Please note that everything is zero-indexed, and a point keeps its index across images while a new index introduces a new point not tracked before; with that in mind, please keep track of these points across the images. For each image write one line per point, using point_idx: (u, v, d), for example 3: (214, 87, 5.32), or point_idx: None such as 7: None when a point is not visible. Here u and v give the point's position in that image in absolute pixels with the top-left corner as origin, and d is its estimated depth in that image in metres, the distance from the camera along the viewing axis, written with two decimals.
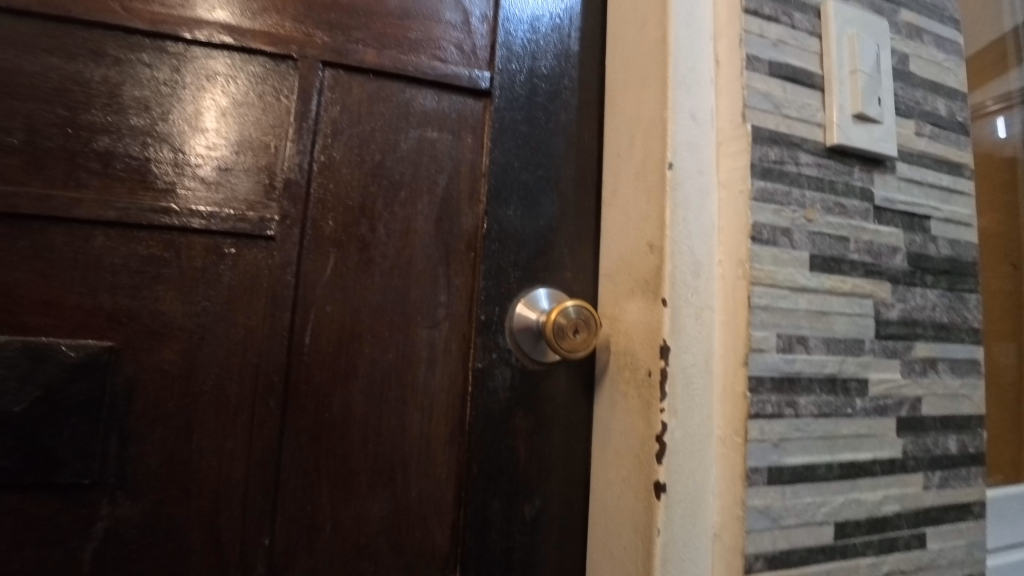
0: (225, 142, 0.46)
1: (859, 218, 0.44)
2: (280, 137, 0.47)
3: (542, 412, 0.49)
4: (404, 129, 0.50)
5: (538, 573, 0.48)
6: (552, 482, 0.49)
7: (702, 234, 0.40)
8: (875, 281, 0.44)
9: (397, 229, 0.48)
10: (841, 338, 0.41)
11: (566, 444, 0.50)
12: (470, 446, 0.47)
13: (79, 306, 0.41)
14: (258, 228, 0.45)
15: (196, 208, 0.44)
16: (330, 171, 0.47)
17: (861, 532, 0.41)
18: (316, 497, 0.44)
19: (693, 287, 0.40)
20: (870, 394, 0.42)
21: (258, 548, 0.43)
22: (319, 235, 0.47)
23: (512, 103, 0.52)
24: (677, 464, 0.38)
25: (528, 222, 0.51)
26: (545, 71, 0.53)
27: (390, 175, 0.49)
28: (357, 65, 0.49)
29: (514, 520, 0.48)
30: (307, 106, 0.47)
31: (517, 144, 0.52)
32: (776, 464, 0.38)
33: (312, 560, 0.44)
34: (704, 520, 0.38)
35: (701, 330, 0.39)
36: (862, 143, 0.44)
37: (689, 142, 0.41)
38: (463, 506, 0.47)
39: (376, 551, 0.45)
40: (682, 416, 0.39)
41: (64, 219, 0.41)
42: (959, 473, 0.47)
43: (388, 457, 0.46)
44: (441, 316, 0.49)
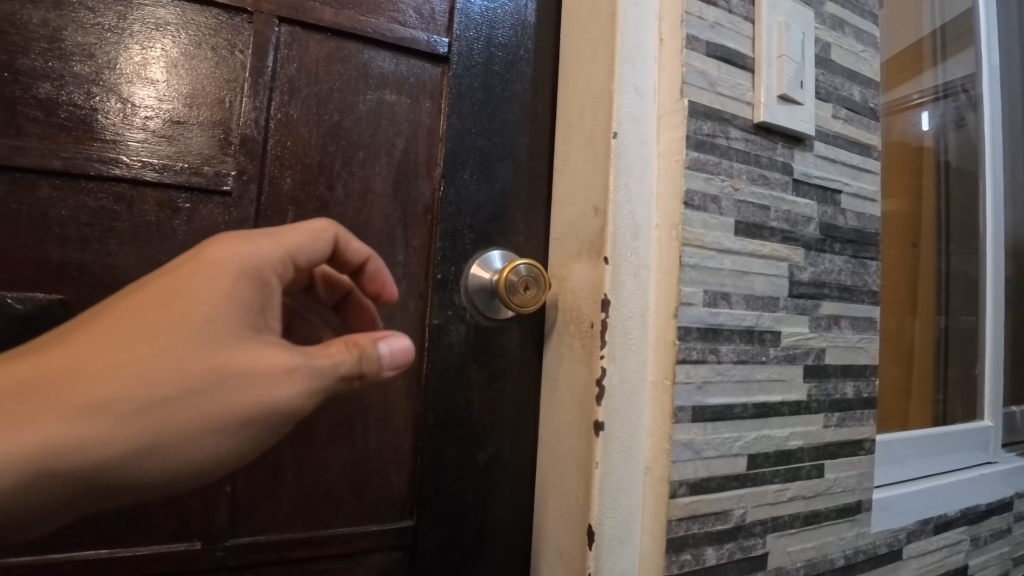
0: (178, 95, 0.45)
1: (780, 189, 0.49)
2: (234, 91, 0.47)
3: (495, 366, 0.53)
4: (363, 90, 0.51)
5: (490, 513, 0.52)
6: (504, 431, 0.53)
7: (642, 199, 0.44)
8: (791, 246, 0.50)
9: (355, 189, 0.50)
10: (758, 295, 0.47)
11: (517, 396, 0.54)
12: (426, 397, 0.50)
13: (25, 259, 0.40)
14: (213, 183, 0.45)
15: (148, 161, 0.44)
16: (287, 129, 0.48)
17: (769, 463, 0.47)
18: (277, 446, 0.46)
19: (632, 247, 0.44)
20: (782, 344, 0.48)
21: (221, 495, 0.44)
22: (276, 192, 0.47)
23: (470, 70, 0.54)
24: (615, 405, 0.43)
25: (483, 187, 0.53)
26: (502, 41, 0.55)
27: (349, 136, 0.50)
28: (315, 23, 0.49)
29: (469, 465, 0.51)
30: (264, 62, 0.47)
31: (473, 111, 0.54)
32: (699, 404, 0.43)
33: (274, 506, 0.46)
34: (637, 455, 0.43)
35: (638, 286, 0.44)
36: (785, 122, 0.49)
37: (633, 113, 0.45)
38: (419, 454, 0.50)
39: (337, 496, 0.48)
40: (620, 363, 0.43)
41: (6, 168, 0.40)
42: (854, 414, 0.54)
43: (347, 408, 0.48)
44: (399, 275, 0.51)
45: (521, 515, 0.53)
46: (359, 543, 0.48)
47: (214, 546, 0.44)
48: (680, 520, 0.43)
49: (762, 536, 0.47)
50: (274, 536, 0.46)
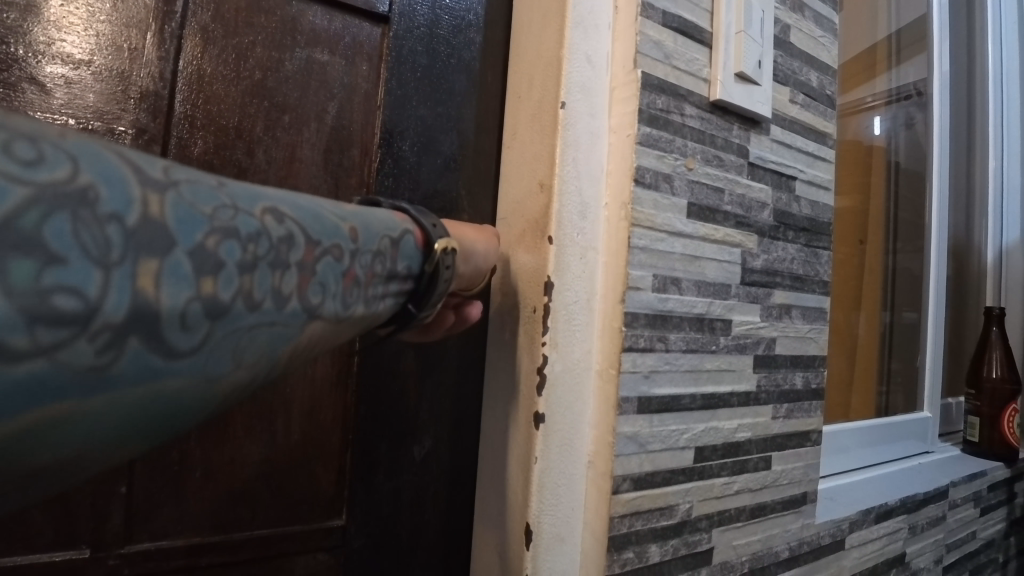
0: (67, 38, 0.39)
1: (734, 171, 0.47)
2: (137, 38, 0.41)
3: (434, 354, 0.49)
4: (290, 47, 0.45)
5: (426, 510, 0.49)
6: (443, 423, 0.50)
7: (590, 176, 0.41)
8: (744, 232, 0.48)
9: (278, 157, 0.45)
10: (710, 281, 0.45)
11: (458, 386, 0.50)
12: (356, 387, 0.46)
13: None
14: (107, 142, 0.39)
15: (28, 112, 0.37)
16: (200, 85, 0.42)
17: (717, 456, 0.46)
18: (184, 441, 0.41)
19: (579, 227, 0.41)
20: (733, 333, 0.47)
21: (114, 497, 0.39)
22: (185, 156, 0.42)
23: (412, 33, 0.49)
24: (556, 395, 0.40)
25: (424, 162, 0.50)
26: (449, 3, 0.51)
27: (272, 96, 0.45)
28: None
29: (403, 460, 0.48)
30: (173, 6, 0.41)
31: (415, 79, 0.49)
32: (646, 394, 0.41)
33: (179, 509, 0.41)
34: (580, 448, 0.41)
35: (584, 269, 0.41)
36: (742, 102, 0.47)
37: (583, 83, 0.42)
38: (349, 448, 0.46)
39: (254, 495, 0.43)
40: (563, 350, 0.40)
41: None
42: (802, 406, 0.53)
43: (267, 399, 0.44)
44: None
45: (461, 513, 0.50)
46: (279, 546, 0.44)
47: (106, 554, 0.38)
48: (623, 517, 0.40)
49: (707, 530, 0.46)
50: (180, 542, 0.41)
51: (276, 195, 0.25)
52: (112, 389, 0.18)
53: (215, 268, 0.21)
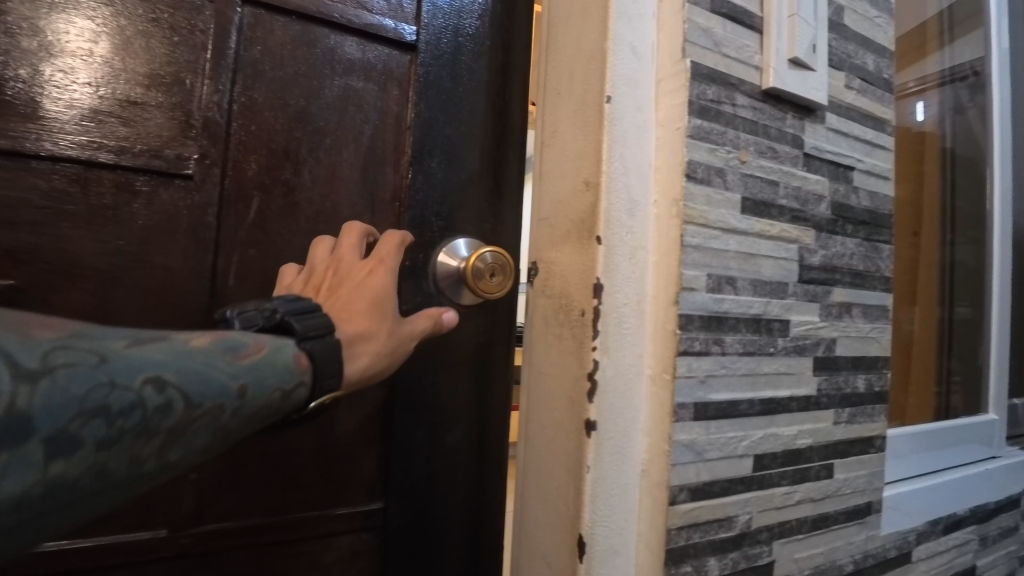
0: (132, 72, 0.39)
1: (789, 163, 0.45)
2: (195, 72, 0.41)
3: (463, 349, 0.50)
4: (329, 76, 0.45)
5: (456, 502, 0.49)
6: (470, 412, 0.50)
7: (638, 172, 0.40)
8: (800, 227, 0.45)
9: (321, 175, 0.45)
10: (766, 280, 0.43)
11: (484, 376, 0.51)
12: (394, 379, 0.47)
13: None
14: (174, 166, 0.40)
15: (101, 141, 0.38)
16: (251, 113, 0.42)
17: (777, 464, 0.43)
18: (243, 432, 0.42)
19: (628, 226, 0.39)
20: (791, 334, 0.44)
21: (184, 482, 0.40)
22: (240, 178, 0.42)
23: (439, 59, 0.49)
24: (608, 402, 0.38)
25: (452, 175, 0.49)
26: (471, 31, 0.51)
27: (315, 121, 0.45)
28: (279, 4, 0.43)
29: (436, 449, 0.48)
30: (227, 43, 0.42)
31: (442, 99, 0.49)
32: (702, 400, 0.39)
33: (238, 498, 0.42)
34: (633, 457, 0.39)
35: (634, 270, 0.39)
36: (796, 90, 0.44)
37: (629, 76, 0.40)
38: (388, 437, 0.46)
39: (306, 482, 0.44)
40: (614, 355, 0.38)
41: None
42: (865, 410, 0.50)
43: None
44: None
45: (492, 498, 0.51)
46: (327, 526, 0.45)
47: (179, 534, 0.39)
48: (680, 529, 0.38)
49: (768, 543, 0.43)
50: (239, 523, 0.41)
51: (167, 357, 0.21)
52: (185, 391, 0.21)
53: (69, 450, 0.18)
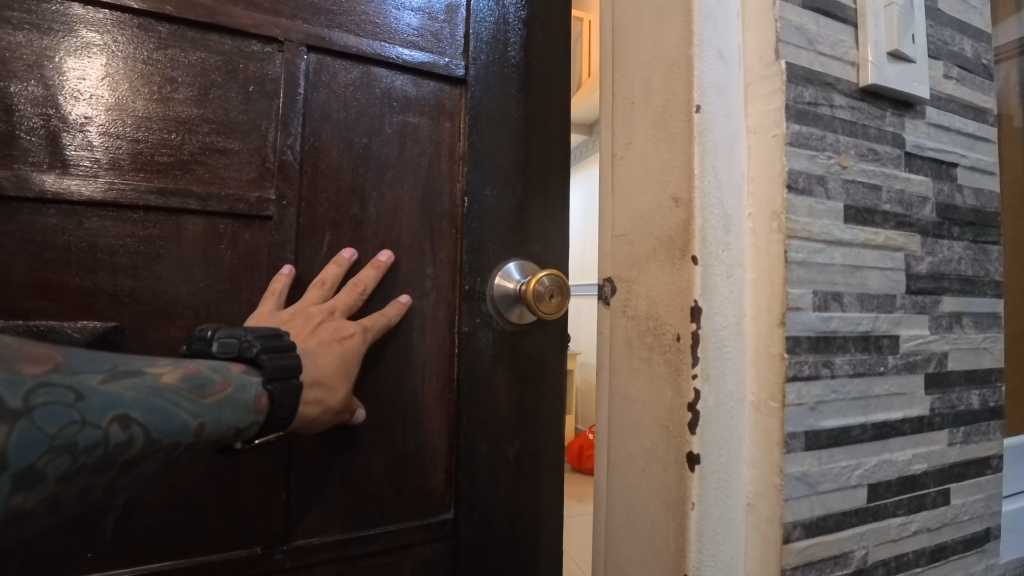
0: (211, 122, 0.42)
1: (891, 164, 0.41)
2: (269, 119, 0.44)
3: (521, 367, 0.53)
4: (388, 114, 0.48)
5: (521, 511, 0.52)
6: (531, 426, 0.53)
7: (732, 185, 0.37)
8: (906, 233, 0.41)
9: (385, 208, 0.48)
10: (873, 294, 0.39)
11: (541, 391, 0.54)
12: (459, 397, 0.50)
13: (78, 289, 0.38)
14: (255, 209, 0.43)
15: (191, 189, 0.41)
16: (320, 153, 0.46)
17: (892, 493, 0.40)
18: (325, 454, 0.45)
19: (725, 243, 0.36)
20: (901, 351, 0.41)
21: (276, 503, 0.43)
22: (313, 215, 0.45)
23: (488, 90, 0.52)
24: (711, 433, 0.36)
25: (503, 199, 0.52)
26: (515, 61, 0.53)
27: (377, 157, 0.48)
28: (342, 49, 0.46)
29: (501, 461, 0.51)
30: (297, 90, 0.45)
31: (491, 128, 0.52)
32: (814, 428, 0.36)
33: (323, 514, 0.45)
34: (738, 491, 0.36)
35: (733, 290, 0.36)
36: (897, 85, 0.41)
37: (717, 83, 0.37)
38: (455, 452, 0.50)
39: (381, 498, 0.48)
40: (715, 382, 0.36)
41: (56, 202, 0.37)
42: (980, 428, 0.46)
43: (388, 412, 0.48)
44: (429, 288, 0.50)
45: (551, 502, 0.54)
46: (402, 539, 0.48)
47: (273, 551, 0.43)
48: (796, 569, 0.36)
49: None
50: (325, 538, 0.45)
51: (137, 396, 0.28)
52: (157, 429, 0.28)
53: (35, 482, 0.24)
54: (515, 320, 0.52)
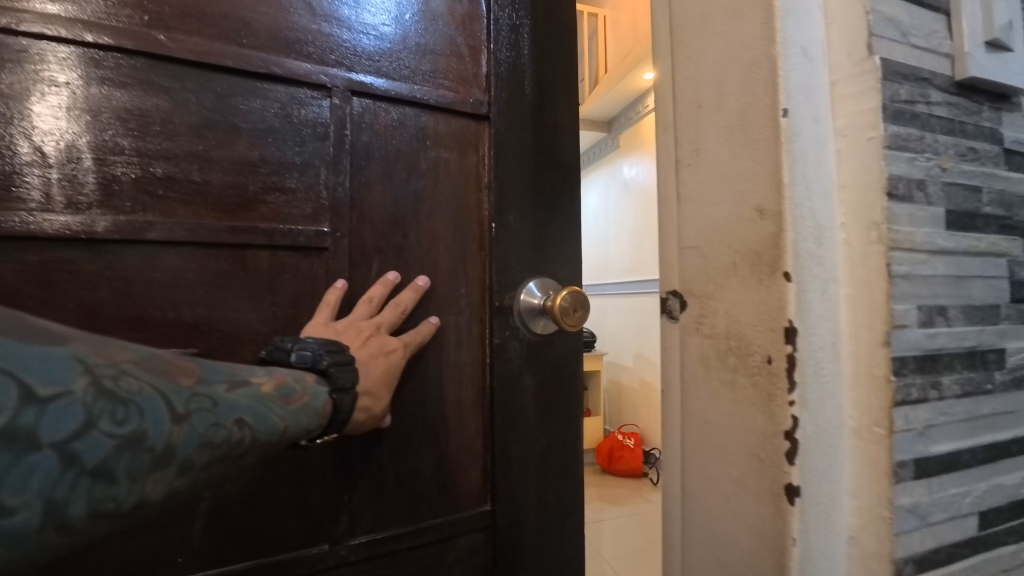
0: (269, 164, 0.54)
1: (992, 163, 0.38)
2: (325, 161, 0.57)
3: (541, 375, 0.69)
4: (422, 150, 0.63)
5: (545, 497, 0.69)
6: (551, 427, 0.70)
7: (823, 194, 0.34)
8: (1008, 237, 0.38)
9: (423, 235, 0.63)
10: (978, 305, 0.36)
11: (554, 400, 0.70)
12: (493, 405, 0.66)
13: (162, 320, 0.49)
14: (315, 242, 0.56)
15: (256, 226, 0.53)
16: (366, 189, 0.59)
17: (1004, 519, 0.37)
18: (382, 465, 0.60)
19: (818, 257, 0.34)
20: (1008, 365, 0.37)
21: (340, 504, 0.58)
22: (362, 245, 0.59)
23: (505, 122, 0.68)
24: (811, 463, 0.33)
25: (520, 230, 0.67)
26: (528, 91, 0.70)
27: (413, 191, 0.62)
28: (382, 92, 0.61)
29: (529, 457, 0.68)
30: (346, 132, 0.58)
31: (510, 159, 0.67)
32: (923, 455, 0.33)
33: (380, 510, 0.60)
34: (840, 524, 0.34)
35: (828, 308, 0.34)
36: (998, 76, 0.37)
37: (803, 83, 0.35)
38: (490, 453, 0.66)
39: (429, 494, 0.63)
40: (814, 409, 0.33)
41: (138, 242, 0.48)
42: None
43: (431, 424, 0.63)
44: (463, 304, 0.65)
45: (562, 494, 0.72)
46: (449, 530, 0.64)
47: (338, 547, 0.58)
48: None
49: None
50: (383, 533, 0.60)
51: (248, 404, 0.39)
52: (258, 429, 0.39)
53: (190, 467, 0.33)
54: (533, 330, 0.67)
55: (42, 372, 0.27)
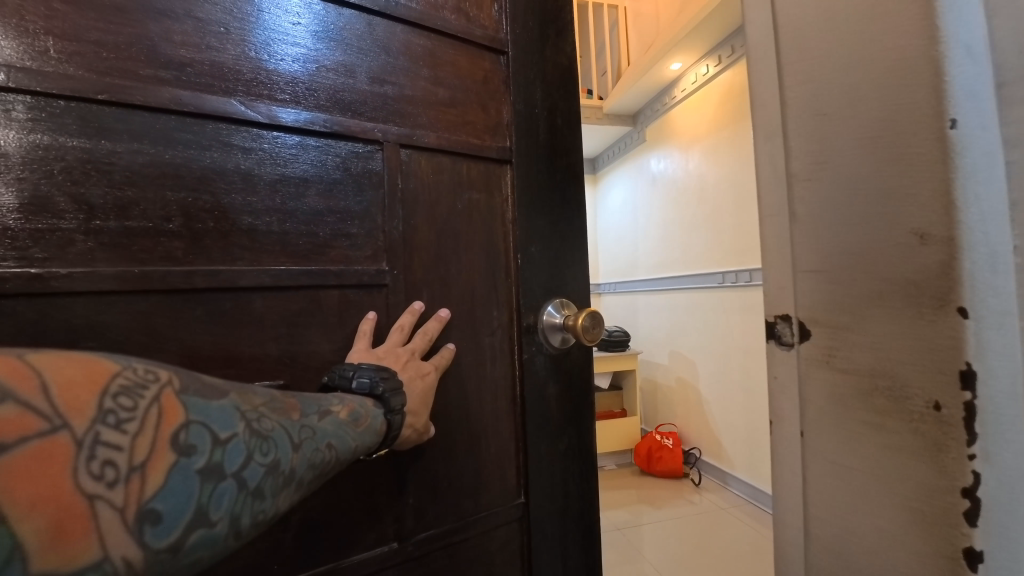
0: (335, 214, 0.67)
1: None
2: (383, 209, 0.70)
3: (560, 384, 0.87)
4: (459, 194, 0.78)
5: (564, 484, 0.87)
6: (568, 427, 0.87)
7: (999, 211, 0.33)
8: None
9: (464, 268, 0.78)
10: None
11: (568, 404, 0.88)
12: (524, 412, 0.82)
13: (252, 355, 0.60)
14: (377, 279, 0.70)
15: (329, 269, 0.66)
16: (415, 233, 0.73)
17: None
18: (440, 468, 0.74)
19: (996, 281, 0.32)
20: None
21: (406, 506, 0.70)
22: (414, 279, 0.73)
23: (526, 166, 0.85)
24: (995, 521, 0.33)
25: (540, 262, 0.85)
26: (542, 139, 0.88)
27: (453, 230, 0.77)
28: (423, 145, 0.75)
29: (553, 452, 0.85)
30: (398, 181, 0.72)
31: (529, 200, 0.85)
32: None
33: (439, 506, 0.73)
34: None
35: (1010, 339, 0.33)
36: None
37: (970, 88, 0.33)
38: (523, 451, 0.82)
39: (476, 492, 0.77)
40: (998, 463, 0.33)
41: (230, 288, 0.59)
42: None
43: (476, 431, 0.78)
44: (496, 325, 0.81)
45: (577, 485, 0.88)
46: (494, 520, 0.79)
47: (406, 544, 0.70)
48: None
49: None
50: (438, 529, 0.73)
51: (339, 427, 0.53)
52: (350, 443, 0.54)
53: (282, 492, 0.43)
54: (555, 346, 0.85)
55: (219, 420, 0.39)
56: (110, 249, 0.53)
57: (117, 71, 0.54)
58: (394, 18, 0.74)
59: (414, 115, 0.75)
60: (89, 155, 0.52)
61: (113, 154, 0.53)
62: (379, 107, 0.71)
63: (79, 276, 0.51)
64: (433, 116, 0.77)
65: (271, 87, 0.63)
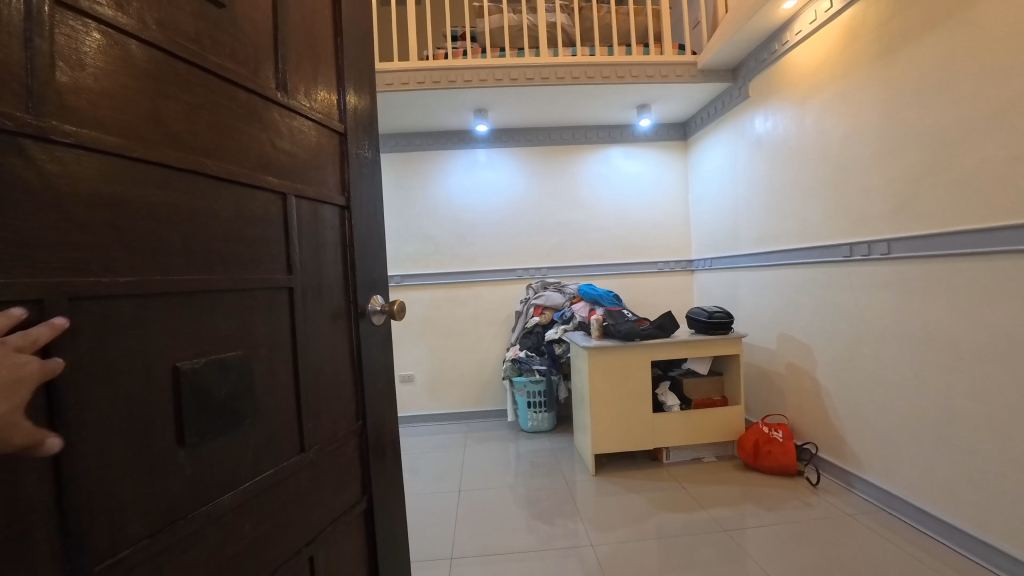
0: (261, 238, 0.79)
1: None
2: (286, 238, 0.85)
3: (374, 347, 1.08)
4: (322, 223, 0.94)
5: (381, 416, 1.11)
6: (381, 371, 1.12)
7: None
8: None
9: (328, 271, 0.96)
10: None
11: (380, 354, 1.11)
12: (360, 369, 1.03)
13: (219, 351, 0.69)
14: (285, 281, 0.83)
15: (264, 277, 0.78)
16: (302, 258, 0.88)
17: None
18: (325, 404, 0.92)
19: None
20: None
21: (303, 428, 0.85)
22: (305, 287, 0.88)
23: (359, 200, 1.05)
24: None
25: (365, 264, 1.06)
26: (363, 179, 1.09)
27: (322, 250, 0.94)
28: (308, 194, 0.89)
29: (373, 391, 1.08)
30: (291, 221, 0.85)
31: (360, 221, 1.05)
32: None
33: (322, 434, 0.90)
34: None
35: None
36: None
37: None
38: (357, 390, 1.02)
39: (338, 436, 0.95)
40: None
41: (210, 291, 0.69)
42: None
43: (335, 386, 0.96)
44: (339, 312, 0.98)
45: (387, 406, 1.15)
46: (345, 430, 0.98)
47: (305, 453, 0.85)
48: None
49: None
50: (321, 440, 0.89)
51: None
52: None
53: None
54: (372, 325, 1.08)
55: None
56: (139, 263, 0.59)
57: (140, 137, 0.60)
58: (288, 107, 0.86)
59: (303, 173, 0.89)
60: (125, 198, 0.58)
61: (141, 199, 0.60)
62: (282, 167, 0.84)
63: (128, 283, 0.58)
64: (310, 175, 0.91)
65: (223, 154, 0.72)
